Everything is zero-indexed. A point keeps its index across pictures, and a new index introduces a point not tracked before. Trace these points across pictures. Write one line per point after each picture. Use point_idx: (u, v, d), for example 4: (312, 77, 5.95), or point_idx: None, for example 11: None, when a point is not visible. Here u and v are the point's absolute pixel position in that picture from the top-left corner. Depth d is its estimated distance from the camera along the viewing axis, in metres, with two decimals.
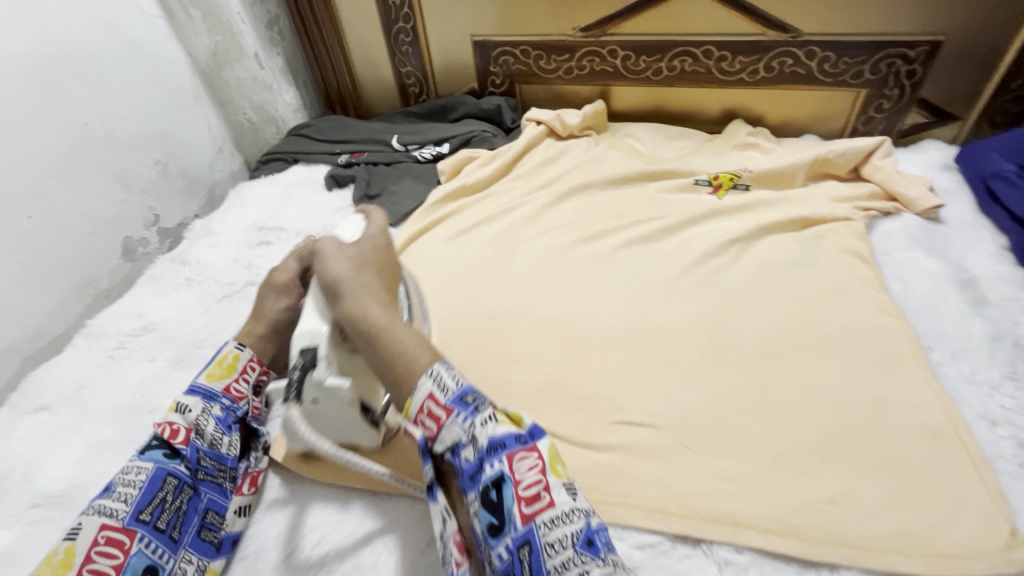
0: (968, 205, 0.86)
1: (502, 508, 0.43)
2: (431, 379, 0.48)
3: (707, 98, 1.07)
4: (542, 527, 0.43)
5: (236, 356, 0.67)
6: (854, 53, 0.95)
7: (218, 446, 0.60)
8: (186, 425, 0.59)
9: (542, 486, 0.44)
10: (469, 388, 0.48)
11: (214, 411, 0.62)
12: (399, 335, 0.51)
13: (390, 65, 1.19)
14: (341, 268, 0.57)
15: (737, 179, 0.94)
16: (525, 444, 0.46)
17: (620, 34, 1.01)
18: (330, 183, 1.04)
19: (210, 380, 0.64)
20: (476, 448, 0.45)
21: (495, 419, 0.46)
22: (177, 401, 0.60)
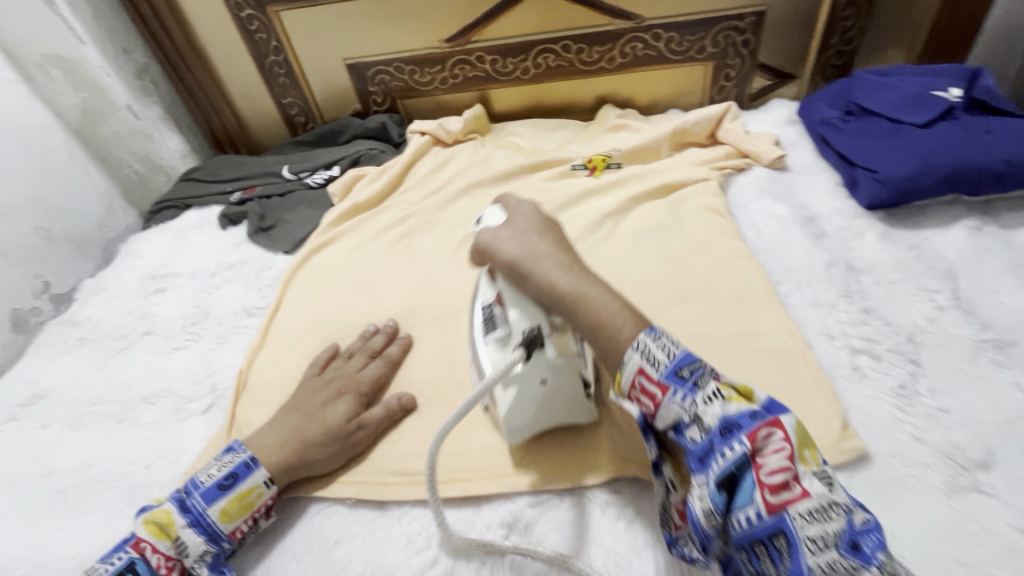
0: (809, 151, 0.96)
1: (742, 492, 0.40)
2: (639, 353, 0.46)
3: (576, 89, 1.14)
4: (796, 519, 0.39)
5: (259, 495, 0.56)
6: (694, 31, 1.04)
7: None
8: (182, 563, 0.52)
9: (791, 476, 0.40)
10: (686, 357, 0.45)
11: (209, 555, 0.54)
12: (592, 295, 0.51)
13: (271, 98, 1.20)
14: (514, 250, 0.55)
15: (609, 159, 1.00)
16: (765, 421, 0.41)
17: (483, 40, 1.07)
18: (224, 223, 1.04)
19: (223, 520, 0.54)
20: (705, 428, 0.42)
21: (719, 393, 0.43)
22: (178, 536, 0.53)
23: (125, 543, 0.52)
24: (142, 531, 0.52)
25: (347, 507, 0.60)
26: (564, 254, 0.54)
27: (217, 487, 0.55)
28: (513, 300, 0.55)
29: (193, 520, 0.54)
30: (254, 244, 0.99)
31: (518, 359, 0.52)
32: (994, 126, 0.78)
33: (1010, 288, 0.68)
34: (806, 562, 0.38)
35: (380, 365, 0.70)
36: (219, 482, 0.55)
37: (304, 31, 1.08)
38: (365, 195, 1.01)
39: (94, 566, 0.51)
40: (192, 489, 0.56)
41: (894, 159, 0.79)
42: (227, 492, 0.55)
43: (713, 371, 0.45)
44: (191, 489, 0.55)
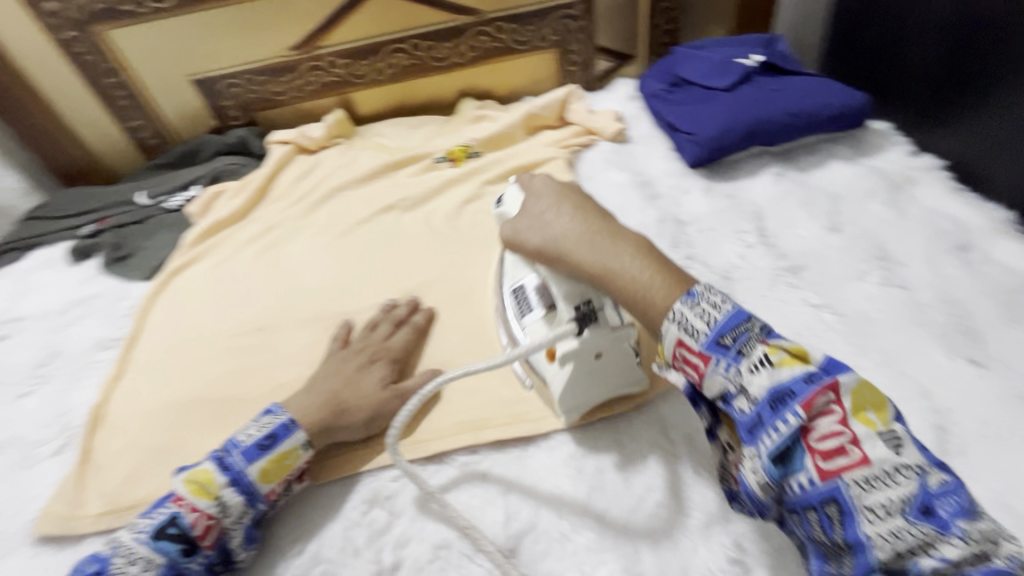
0: (647, 123, 1.05)
1: (793, 460, 0.41)
2: (677, 325, 0.47)
3: (435, 86, 1.17)
4: (852, 485, 0.39)
5: (297, 457, 0.56)
6: (532, 21, 1.10)
7: (238, 549, 0.53)
8: (220, 523, 0.52)
9: (847, 440, 0.40)
10: (737, 314, 0.46)
11: (247, 518, 0.53)
12: (627, 268, 0.52)
13: (115, 122, 1.13)
14: (538, 240, 0.59)
15: (468, 149, 1.04)
16: (821, 385, 0.41)
17: (332, 45, 1.08)
18: (74, 258, 0.98)
19: (262, 480, 0.54)
20: (754, 399, 0.42)
21: (766, 357, 0.43)
22: (219, 495, 0.52)
23: (167, 500, 0.52)
24: (184, 490, 0.52)
25: None
26: (581, 225, 0.57)
27: (257, 445, 0.55)
28: (554, 280, 0.57)
29: (232, 479, 0.53)
30: (109, 276, 0.94)
31: (570, 333, 0.53)
32: (782, 85, 0.89)
33: (805, 221, 0.79)
34: (865, 531, 0.38)
35: (407, 334, 0.71)
36: (258, 444, 0.55)
37: (140, 51, 1.04)
38: (226, 211, 0.98)
39: (138, 521, 0.51)
40: (231, 449, 0.55)
41: (706, 121, 0.88)
42: (264, 453, 0.54)
43: (763, 334, 0.45)
44: (230, 449, 0.55)
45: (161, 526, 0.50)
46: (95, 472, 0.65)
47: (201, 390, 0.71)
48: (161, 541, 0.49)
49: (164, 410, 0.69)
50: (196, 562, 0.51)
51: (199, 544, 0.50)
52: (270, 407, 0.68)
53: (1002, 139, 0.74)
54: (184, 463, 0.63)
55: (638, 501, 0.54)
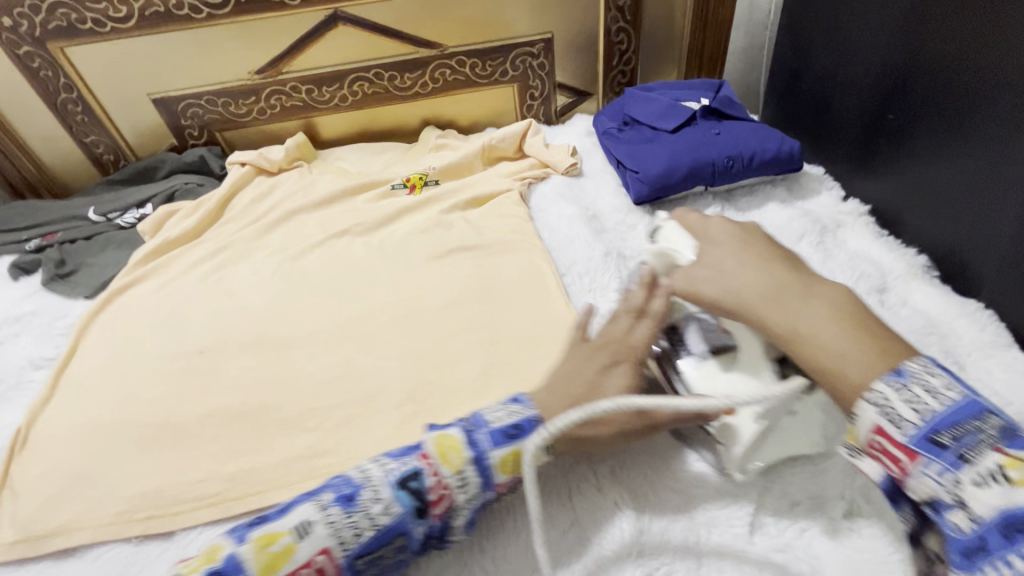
0: (601, 158, 1.09)
1: None
2: (873, 407, 0.41)
3: (397, 114, 1.20)
4: None
5: (518, 459, 0.53)
6: (494, 56, 1.14)
7: (456, 530, 0.53)
8: (452, 494, 0.51)
9: None
10: (969, 408, 0.38)
11: (477, 500, 0.52)
12: (815, 327, 0.46)
13: (70, 136, 1.12)
14: (711, 286, 0.54)
15: (426, 176, 1.06)
16: None
17: (295, 71, 1.09)
18: (15, 273, 0.96)
19: (499, 468, 0.52)
20: (973, 515, 0.36)
21: (1002, 471, 0.35)
22: (460, 468, 0.51)
23: (413, 452, 0.53)
24: (429, 449, 0.52)
25: (134, 544, 0.58)
26: (773, 277, 0.51)
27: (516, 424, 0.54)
28: (742, 332, 0.55)
29: (477, 457, 0.52)
30: (49, 293, 0.92)
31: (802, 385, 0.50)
32: (723, 129, 0.94)
33: None
34: None
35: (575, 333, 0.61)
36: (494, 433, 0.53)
37: (99, 68, 1.04)
38: (179, 231, 0.98)
39: (387, 462, 0.53)
40: (478, 424, 0.54)
41: (651, 161, 0.92)
42: (512, 441, 0.52)
43: (998, 439, 0.37)
44: (477, 425, 0.54)
45: (410, 474, 0.51)
46: (12, 498, 0.63)
47: (133, 414, 0.69)
48: (401, 492, 0.50)
49: (93, 434, 0.68)
50: (420, 527, 0.50)
51: (430, 509, 0.50)
52: (199, 433, 0.67)
53: (918, 189, 0.79)
54: (105, 491, 0.62)
55: (552, 523, 0.57)
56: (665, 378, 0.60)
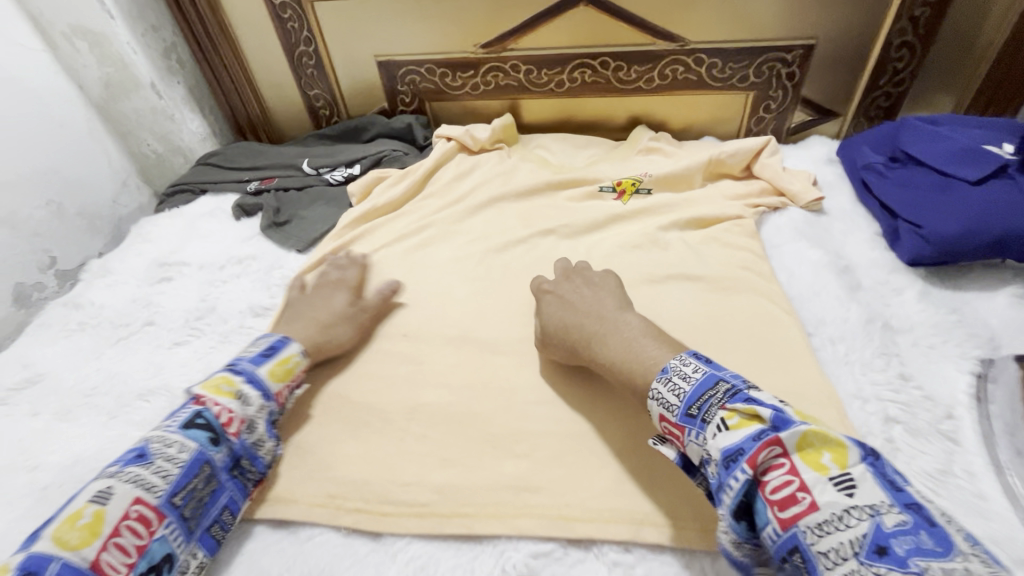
0: (849, 195, 0.92)
1: (758, 514, 0.42)
2: (657, 401, 0.50)
3: (610, 107, 1.10)
4: (807, 532, 0.39)
5: (296, 363, 0.64)
6: (739, 58, 1.00)
7: (261, 445, 0.59)
8: (242, 416, 0.57)
9: (796, 486, 0.40)
10: (706, 381, 0.48)
11: (267, 412, 0.60)
12: (618, 321, 0.60)
13: (296, 87, 1.17)
14: (561, 311, 0.66)
15: (639, 183, 0.96)
16: (767, 441, 0.42)
17: (519, 50, 1.04)
18: (238, 213, 1.02)
19: (270, 379, 0.61)
20: (715, 462, 0.44)
21: (724, 422, 0.45)
22: (238, 389, 0.58)
23: (188, 402, 0.57)
24: (266, 368, 0.62)
25: (342, 532, 0.57)
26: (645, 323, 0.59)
27: (745, 396, 0.46)
28: None
29: (247, 377, 0.60)
30: (265, 239, 0.96)
31: None
32: None
33: None
34: None
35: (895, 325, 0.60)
36: (690, 406, 0.47)
37: (338, 25, 1.06)
38: (386, 200, 0.97)
39: (165, 421, 0.56)
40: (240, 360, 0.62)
41: (941, 215, 0.75)
42: (269, 358, 0.63)
43: (726, 398, 0.46)
44: (235, 361, 0.62)
45: (190, 419, 0.54)
46: None
47: (343, 387, 0.69)
48: (190, 431, 0.54)
49: (305, 399, 0.68)
50: (220, 455, 0.54)
51: (225, 431, 0.55)
52: (406, 427, 0.64)
53: None
54: (317, 467, 0.61)
55: None
56: None
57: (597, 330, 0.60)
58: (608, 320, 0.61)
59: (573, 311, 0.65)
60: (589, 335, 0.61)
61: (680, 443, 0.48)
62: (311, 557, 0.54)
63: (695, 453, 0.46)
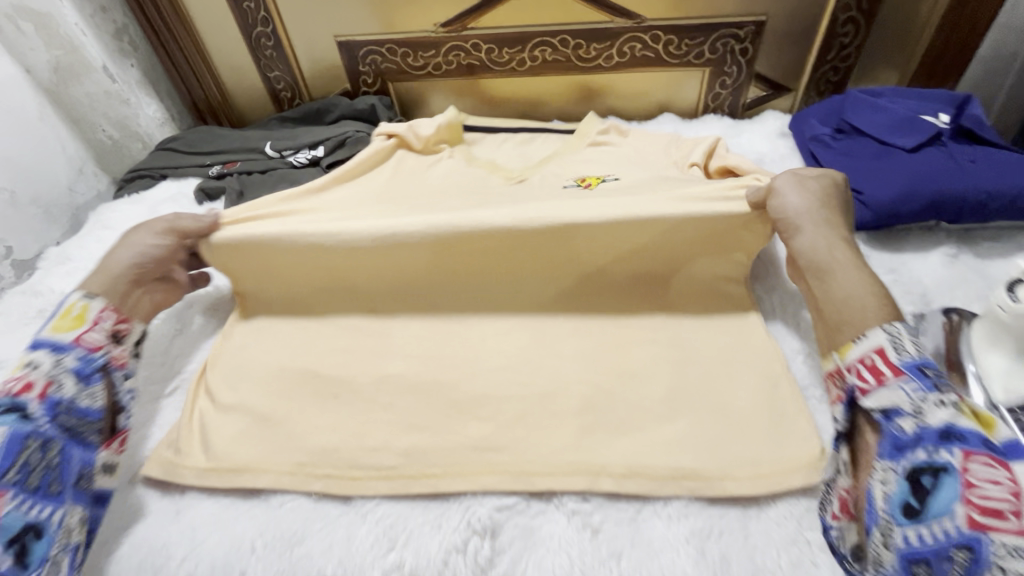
0: (799, 166, 0.96)
1: (937, 501, 0.41)
2: (887, 336, 0.50)
3: (572, 86, 1.12)
4: (998, 544, 0.39)
5: (85, 307, 0.62)
6: (693, 35, 1.03)
7: (85, 395, 0.57)
8: (40, 377, 0.56)
9: (1010, 507, 0.40)
10: (923, 360, 0.48)
11: (68, 362, 0.58)
12: (846, 266, 0.59)
13: (256, 69, 1.15)
14: (798, 205, 0.63)
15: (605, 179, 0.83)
16: (994, 455, 0.42)
17: (480, 28, 1.04)
18: (200, 197, 1.01)
19: (58, 332, 0.60)
20: (923, 422, 0.45)
21: (957, 405, 0.45)
22: (27, 359, 0.57)
23: None
24: (49, 329, 0.60)
25: (313, 498, 0.58)
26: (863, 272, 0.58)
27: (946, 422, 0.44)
28: None
29: (34, 346, 0.59)
30: None
31: None
32: (979, 157, 0.79)
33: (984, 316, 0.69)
34: None
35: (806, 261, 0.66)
36: (924, 364, 0.47)
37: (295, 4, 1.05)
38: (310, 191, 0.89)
39: None
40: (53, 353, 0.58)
41: (880, 182, 0.79)
42: (52, 316, 0.61)
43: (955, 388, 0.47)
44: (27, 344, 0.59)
45: None
46: (204, 422, 0.66)
47: (310, 362, 0.70)
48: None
49: (274, 375, 0.69)
50: (42, 422, 0.53)
51: (26, 395, 0.54)
52: (373, 398, 0.66)
53: None
54: (287, 439, 0.62)
55: None
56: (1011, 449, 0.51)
57: (829, 268, 0.59)
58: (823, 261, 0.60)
59: (800, 235, 0.63)
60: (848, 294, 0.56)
61: (878, 383, 0.49)
62: (284, 523, 0.56)
63: (892, 403, 0.47)
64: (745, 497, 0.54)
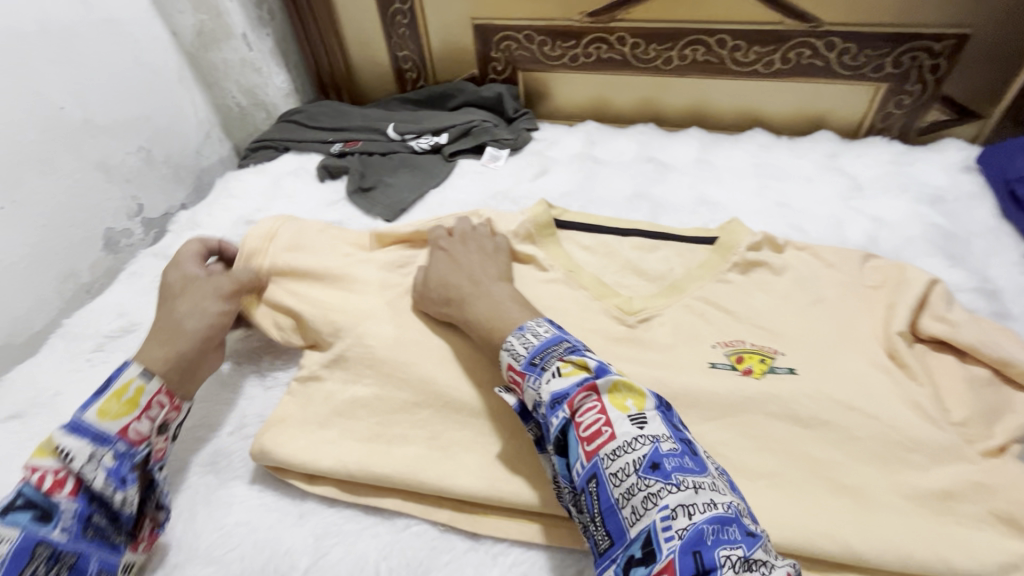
0: (991, 210, 0.83)
1: (571, 453, 0.47)
2: (507, 352, 0.54)
3: (719, 92, 1.02)
4: (606, 461, 0.44)
5: (140, 388, 0.54)
6: (876, 45, 0.90)
7: (114, 495, 0.50)
8: (69, 473, 0.49)
9: (605, 425, 0.46)
10: (554, 342, 0.53)
11: (104, 461, 0.50)
12: (483, 292, 0.62)
13: (386, 47, 1.13)
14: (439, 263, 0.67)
15: (772, 359, 0.62)
16: (585, 387, 0.48)
17: (629, 21, 0.96)
18: (322, 174, 1.00)
19: (103, 420, 0.51)
20: (643, 455, 0.44)
21: (638, 416, 0.46)
22: (59, 444, 0.49)
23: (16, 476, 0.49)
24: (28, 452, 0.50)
25: (440, 526, 0.54)
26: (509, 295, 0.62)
27: (582, 352, 0.52)
28: None
29: (70, 428, 0.50)
30: (351, 205, 0.94)
31: None
32: None
33: None
34: (613, 495, 0.44)
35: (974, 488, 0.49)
36: (535, 357, 0.52)
37: None
38: None
39: None
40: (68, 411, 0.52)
41: None
42: (99, 394, 0.52)
43: (564, 355, 0.51)
44: None
45: (6, 503, 0.46)
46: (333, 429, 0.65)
47: None
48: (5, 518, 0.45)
49: None
50: (57, 530, 0.46)
51: (56, 494, 0.48)
52: None
53: None
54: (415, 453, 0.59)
55: None
56: None
57: (472, 294, 0.62)
58: (482, 286, 0.63)
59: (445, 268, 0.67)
60: (472, 284, 0.63)
61: (595, 432, 0.46)
62: (410, 551, 0.52)
63: (530, 396, 0.51)
64: None
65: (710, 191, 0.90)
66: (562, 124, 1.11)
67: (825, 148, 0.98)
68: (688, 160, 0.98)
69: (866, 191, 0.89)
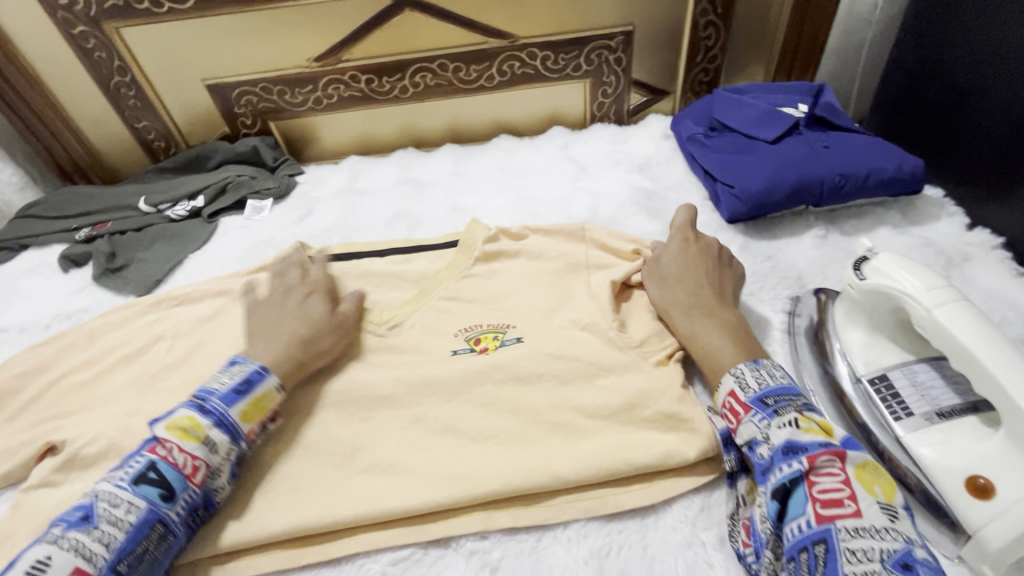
0: (681, 166, 1.00)
1: (794, 504, 0.45)
2: (734, 378, 0.55)
3: (459, 109, 1.12)
4: (841, 531, 0.42)
5: (273, 398, 0.60)
6: (568, 49, 1.05)
7: (219, 489, 0.55)
8: (207, 463, 0.54)
9: (846, 494, 0.44)
10: (792, 385, 0.53)
11: (235, 456, 0.57)
12: (700, 322, 0.62)
13: (122, 121, 1.08)
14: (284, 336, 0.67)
15: (503, 333, 0.69)
16: (831, 449, 0.46)
17: (355, 60, 1.03)
18: (66, 264, 0.93)
19: (242, 421, 0.57)
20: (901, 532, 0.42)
21: None
22: (207, 435, 0.55)
23: (145, 447, 0.54)
24: (168, 433, 0.54)
25: None
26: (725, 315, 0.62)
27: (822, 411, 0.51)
28: (928, 435, 0.50)
29: (217, 420, 0.56)
30: (100, 289, 0.89)
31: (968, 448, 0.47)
32: (831, 142, 0.85)
33: None
34: (843, 570, 0.41)
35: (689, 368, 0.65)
36: (766, 395, 0.52)
37: (154, 49, 0.99)
38: None
39: (114, 491, 0.50)
40: (207, 397, 0.58)
41: (749, 175, 0.83)
42: (242, 396, 0.58)
43: (803, 405, 0.51)
44: (205, 395, 0.57)
45: (140, 473, 0.51)
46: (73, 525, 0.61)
47: None
48: (138, 487, 0.51)
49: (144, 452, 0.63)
50: (175, 510, 0.51)
51: (186, 480, 0.52)
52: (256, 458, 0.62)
53: None
54: None
55: None
56: (879, 422, 0.54)
57: (698, 308, 0.64)
58: (697, 313, 0.63)
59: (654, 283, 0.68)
60: (689, 307, 0.64)
61: (834, 483, 0.45)
62: None
63: (750, 433, 0.50)
64: (638, 507, 0.54)
65: (462, 198, 0.99)
66: (330, 163, 1.14)
67: (559, 140, 1.11)
68: (443, 174, 1.06)
69: (590, 171, 1.03)
